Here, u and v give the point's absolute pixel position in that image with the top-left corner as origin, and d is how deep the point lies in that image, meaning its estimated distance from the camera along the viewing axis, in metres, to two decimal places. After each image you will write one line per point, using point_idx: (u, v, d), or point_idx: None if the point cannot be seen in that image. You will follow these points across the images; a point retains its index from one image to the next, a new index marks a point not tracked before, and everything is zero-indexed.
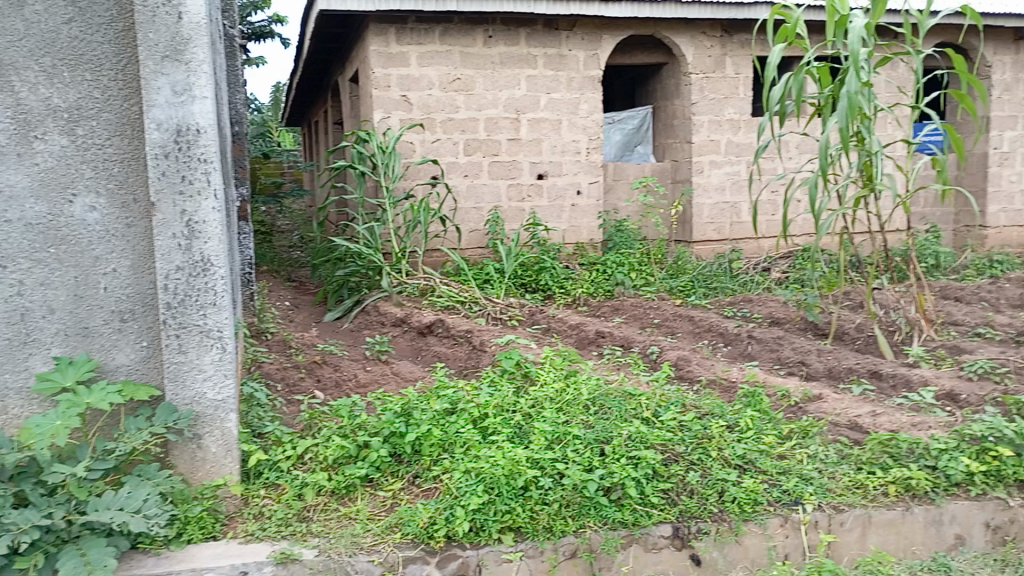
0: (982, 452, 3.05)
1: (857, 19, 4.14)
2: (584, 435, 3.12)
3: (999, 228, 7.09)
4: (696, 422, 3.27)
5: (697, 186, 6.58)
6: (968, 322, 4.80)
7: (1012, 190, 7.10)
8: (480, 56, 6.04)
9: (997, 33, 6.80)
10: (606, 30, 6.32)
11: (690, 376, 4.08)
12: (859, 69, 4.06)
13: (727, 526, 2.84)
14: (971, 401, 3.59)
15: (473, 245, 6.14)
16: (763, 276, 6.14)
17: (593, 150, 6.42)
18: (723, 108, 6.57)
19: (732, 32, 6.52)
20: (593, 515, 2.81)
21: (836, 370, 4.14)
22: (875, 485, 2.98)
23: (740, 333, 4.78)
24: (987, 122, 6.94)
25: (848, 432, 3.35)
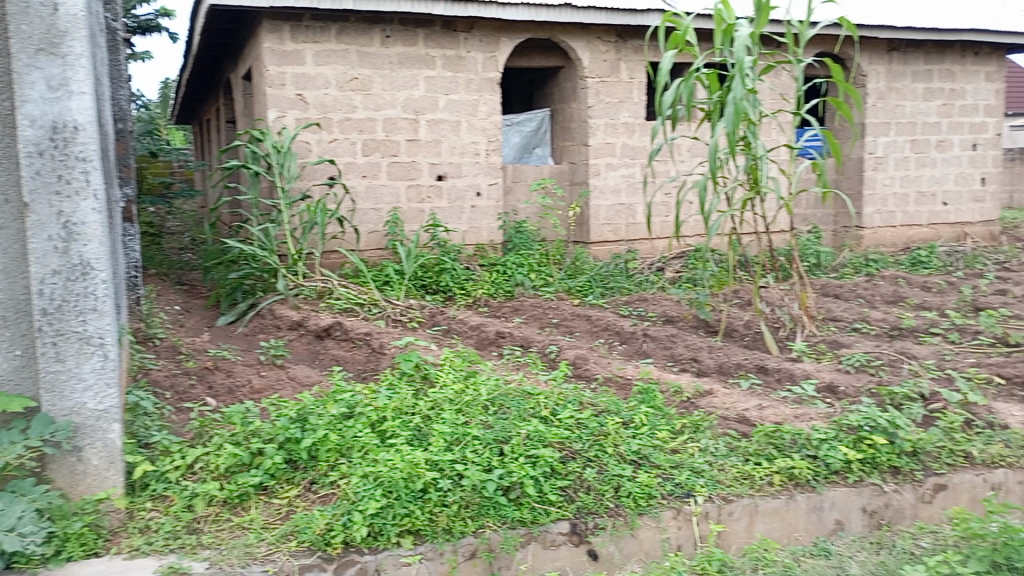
0: (859, 441, 3.23)
1: (742, 28, 4.31)
2: (483, 436, 3.13)
3: (875, 229, 7.50)
4: (592, 419, 3.34)
5: (594, 189, 6.70)
6: (846, 318, 5.07)
7: (886, 193, 7.53)
8: (377, 56, 5.99)
9: (871, 44, 7.20)
10: (504, 33, 6.36)
11: (588, 374, 4.16)
12: (744, 76, 4.24)
13: (623, 521, 2.90)
14: (849, 392, 3.78)
15: (372, 247, 6.07)
16: (658, 276, 6.32)
17: (492, 151, 6.44)
18: (618, 112, 6.72)
19: (626, 37, 6.68)
20: (492, 515, 2.83)
21: (725, 366, 4.30)
22: (761, 475, 3.11)
23: (635, 331, 4.90)
24: (862, 128, 7.34)
25: (737, 424, 3.48)
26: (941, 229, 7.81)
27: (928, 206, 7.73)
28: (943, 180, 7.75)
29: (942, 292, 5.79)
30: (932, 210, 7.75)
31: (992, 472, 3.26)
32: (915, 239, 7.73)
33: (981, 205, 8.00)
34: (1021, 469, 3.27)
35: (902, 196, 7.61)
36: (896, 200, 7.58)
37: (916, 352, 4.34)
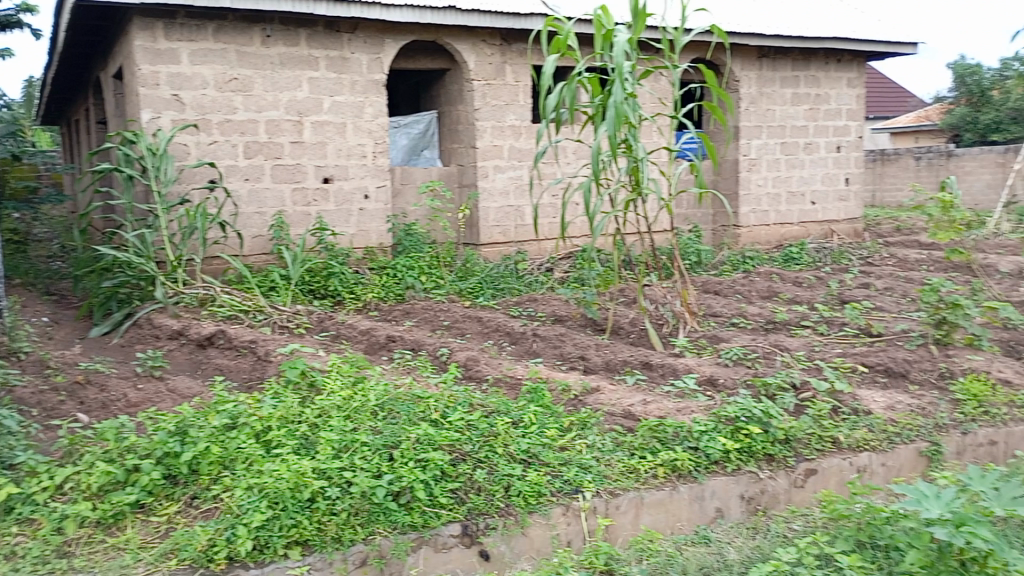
0: (736, 431, 3.39)
1: (621, 33, 4.43)
2: (372, 441, 3.10)
3: (750, 228, 7.85)
4: (482, 420, 3.36)
5: (483, 191, 6.73)
6: (725, 314, 5.29)
7: (760, 193, 7.89)
8: (257, 56, 5.83)
9: (743, 50, 7.53)
10: (388, 34, 6.31)
11: (478, 376, 4.18)
12: (623, 80, 4.36)
13: (514, 519, 2.93)
14: (727, 384, 3.96)
15: (257, 252, 5.91)
16: (547, 276, 6.41)
17: (379, 153, 6.38)
18: (505, 115, 6.78)
19: (510, 41, 6.75)
20: (383, 521, 2.81)
21: (612, 363, 4.41)
22: (646, 468, 3.20)
23: (525, 331, 4.96)
24: (737, 131, 7.67)
25: (623, 420, 3.57)
26: (811, 226, 8.24)
27: (798, 205, 8.15)
28: (811, 180, 8.18)
29: (812, 287, 6.11)
30: (802, 209, 8.18)
31: (858, 456, 3.44)
32: (788, 236, 8.12)
33: (846, 203, 8.49)
34: (883, 451, 3.47)
35: (774, 196, 7.99)
36: (769, 200, 7.96)
37: (788, 345, 4.57)
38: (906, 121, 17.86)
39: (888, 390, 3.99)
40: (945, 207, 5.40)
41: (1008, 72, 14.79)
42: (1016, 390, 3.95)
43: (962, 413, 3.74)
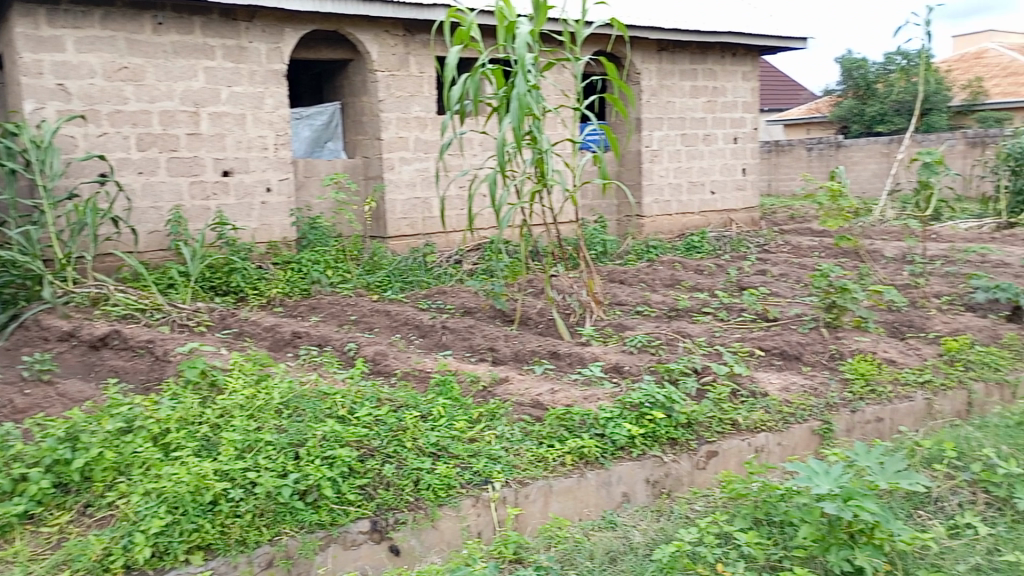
0: (641, 417, 3.47)
1: (523, 25, 4.45)
2: (276, 440, 3.04)
3: (653, 217, 8.03)
4: (390, 415, 3.35)
5: (389, 183, 6.66)
6: (630, 302, 5.40)
7: (663, 183, 8.07)
8: (149, 45, 5.60)
9: (643, 43, 7.67)
10: (288, 24, 6.16)
11: (386, 370, 4.14)
12: (526, 73, 4.38)
13: (424, 513, 2.91)
14: (632, 370, 4.05)
15: (153, 248, 5.69)
16: (455, 268, 6.40)
17: (281, 145, 6.24)
18: (410, 106, 6.73)
19: (413, 31, 6.70)
20: (289, 521, 2.76)
21: (521, 354, 4.44)
22: (554, 457, 3.24)
23: (433, 324, 4.95)
24: (639, 123, 7.82)
25: (531, 409, 3.61)
26: (711, 216, 8.50)
27: (699, 194, 8.38)
28: (710, 171, 8.43)
29: (712, 274, 6.30)
30: (702, 199, 8.41)
31: (755, 437, 3.55)
32: (689, 225, 8.35)
33: (743, 193, 8.78)
34: (779, 431, 3.59)
35: (676, 186, 8.19)
36: (671, 189, 8.15)
37: (690, 331, 4.70)
38: (798, 113, 18.59)
39: (783, 372, 4.16)
40: (834, 196, 5.65)
41: (891, 66, 15.57)
42: (901, 368, 4.15)
43: (850, 393, 3.90)
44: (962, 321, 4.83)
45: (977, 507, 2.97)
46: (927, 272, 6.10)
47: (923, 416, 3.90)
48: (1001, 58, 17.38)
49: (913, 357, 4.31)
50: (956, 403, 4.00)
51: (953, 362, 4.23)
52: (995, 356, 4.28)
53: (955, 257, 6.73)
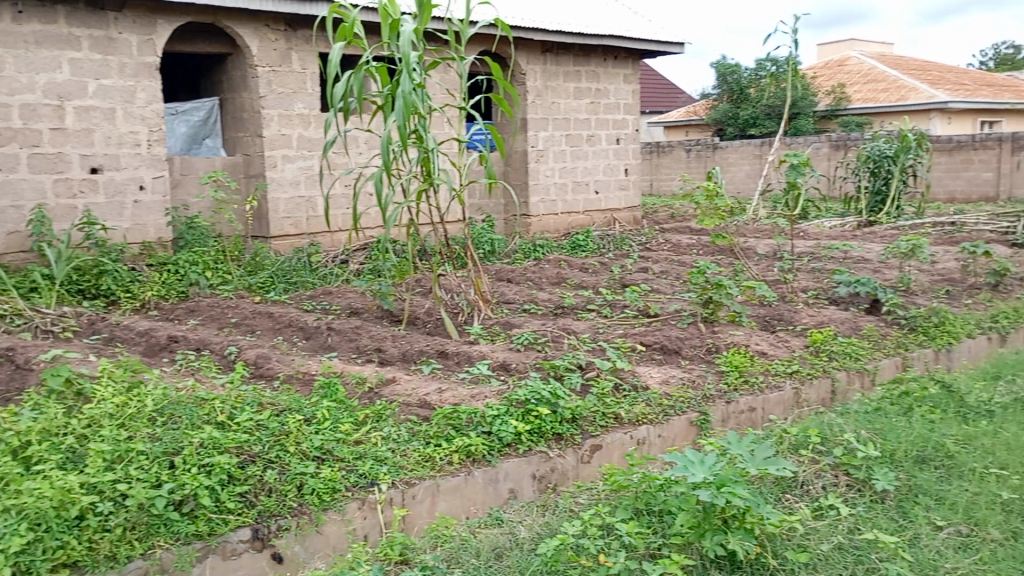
0: (527, 414, 3.50)
1: (408, 23, 4.40)
2: (149, 450, 2.91)
3: (539, 217, 8.14)
4: (272, 419, 3.26)
5: (271, 181, 6.48)
6: (517, 301, 5.45)
7: (548, 183, 8.19)
8: (8, 34, 5.26)
9: (528, 44, 7.76)
10: (160, 15, 5.90)
11: (268, 373, 4.03)
12: (411, 71, 4.34)
13: (308, 519, 2.85)
14: (519, 368, 4.09)
15: (13, 250, 5.34)
16: (342, 268, 6.29)
17: (155, 142, 5.97)
18: (292, 103, 6.58)
19: (295, 27, 6.55)
20: (164, 533, 2.65)
21: (408, 354, 4.41)
22: (441, 456, 3.23)
23: (318, 325, 4.85)
24: (525, 123, 7.90)
25: (417, 409, 3.59)
26: (595, 215, 8.68)
27: (583, 194, 8.55)
28: (594, 170, 8.61)
29: (597, 272, 6.44)
30: (587, 198, 8.58)
31: (637, 429, 3.64)
32: (574, 225, 8.50)
33: (626, 193, 9.02)
34: (659, 424, 3.69)
35: (561, 186, 8.33)
36: (557, 189, 8.28)
37: (575, 328, 4.78)
38: (678, 115, 19.21)
39: (663, 366, 4.30)
40: (710, 195, 5.88)
41: (762, 72, 16.32)
42: (771, 360, 4.36)
43: (726, 384, 4.06)
44: (826, 314, 5.12)
45: (839, 489, 3.15)
46: (796, 268, 6.43)
47: (792, 405, 4.09)
48: (862, 66, 18.49)
49: (782, 349, 4.53)
50: (821, 392, 4.20)
51: (819, 353, 4.47)
52: (855, 346, 4.56)
53: (820, 254, 7.12)
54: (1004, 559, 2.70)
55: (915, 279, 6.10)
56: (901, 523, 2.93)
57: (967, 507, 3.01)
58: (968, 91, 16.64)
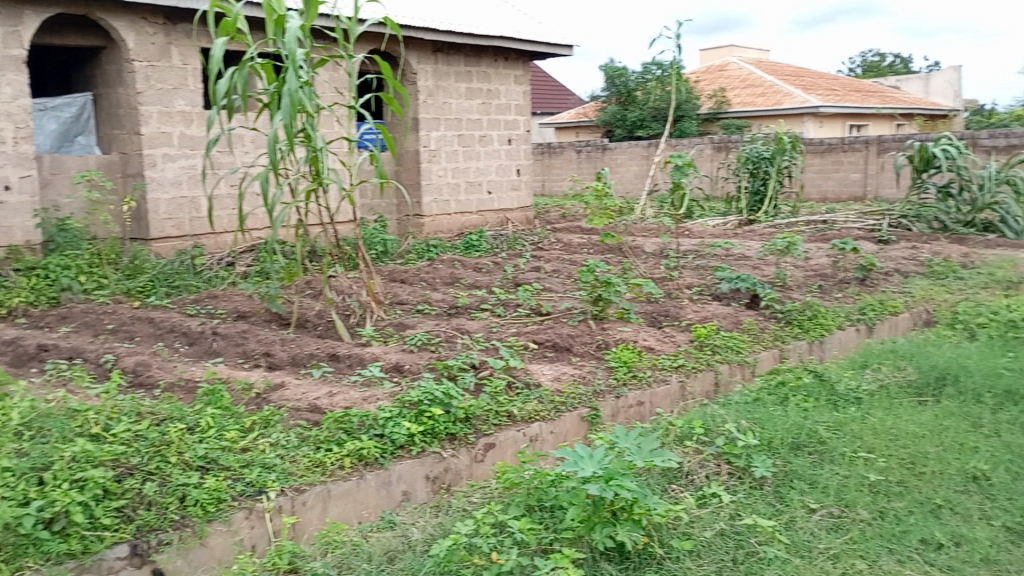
0: (420, 414, 3.47)
1: (293, 20, 4.29)
2: (16, 466, 2.74)
3: (432, 217, 8.11)
4: (152, 429, 3.13)
5: (150, 181, 6.21)
6: (411, 301, 5.42)
7: (441, 183, 8.17)
8: None
9: (418, 44, 7.72)
10: (26, 5, 5.57)
11: (149, 382, 3.86)
12: (297, 68, 4.22)
13: (191, 531, 2.74)
14: (412, 369, 4.06)
15: None
16: (228, 271, 6.09)
17: (22, 139, 5.62)
18: (172, 100, 6.32)
19: (175, 21, 6.31)
20: (33, 554, 2.50)
21: (298, 357, 4.30)
22: (332, 461, 3.17)
23: (203, 330, 4.68)
24: (416, 123, 7.86)
25: (307, 414, 3.51)
26: (488, 215, 8.71)
27: (476, 194, 8.57)
28: (487, 170, 8.65)
29: (490, 272, 6.46)
30: (479, 198, 8.61)
31: (529, 426, 3.67)
32: (467, 225, 8.51)
33: (518, 193, 9.09)
34: (551, 420, 3.73)
35: (453, 186, 8.32)
36: (449, 189, 8.27)
37: (468, 328, 4.79)
38: (568, 116, 19.53)
39: (555, 363, 4.36)
40: (599, 195, 6.00)
41: (649, 75, 16.78)
42: (658, 355, 4.48)
43: (615, 379, 4.15)
44: (710, 310, 5.31)
45: (721, 477, 3.27)
46: (681, 265, 6.64)
47: (678, 398, 4.22)
48: (741, 71, 19.27)
49: (669, 344, 4.67)
50: (705, 384, 4.35)
51: (702, 347, 4.63)
52: (737, 340, 4.74)
53: (704, 252, 7.37)
54: (872, 538, 2.87)
55: (791, 274, 6.40)
56: (778, 507, 3.07)
57: (838, 489, 3.18)
58: (838, 96, 17.59)
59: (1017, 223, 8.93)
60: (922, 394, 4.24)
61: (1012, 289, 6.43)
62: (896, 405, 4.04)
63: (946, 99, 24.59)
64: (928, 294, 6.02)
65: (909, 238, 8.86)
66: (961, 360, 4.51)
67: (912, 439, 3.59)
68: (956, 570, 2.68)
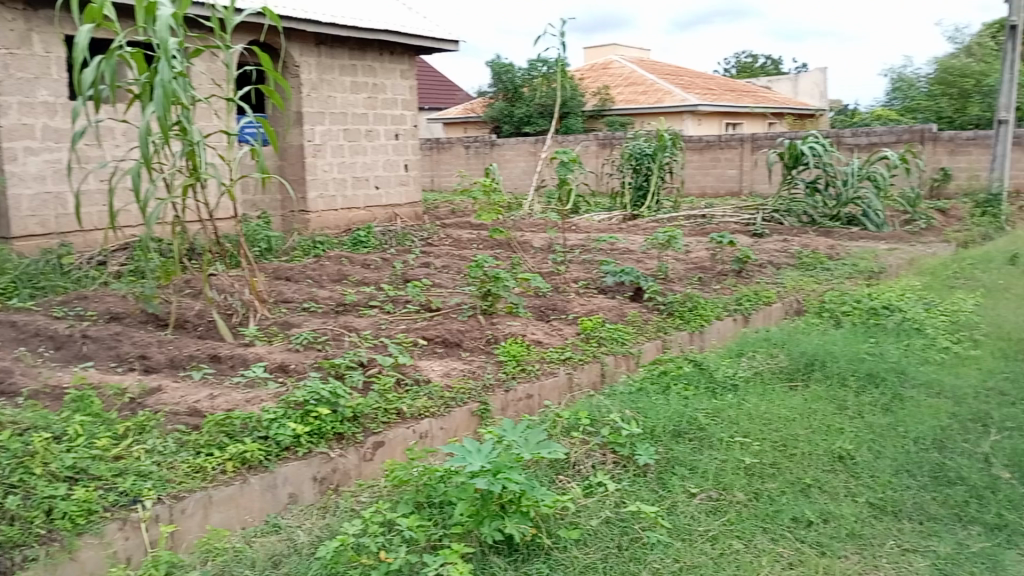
0: (306, 415, 3.40)
1: (165, 7, 4.09)
2: None
3: (318, 213, 7.94)
4: (14, 440, 2.93)
5: (11, 176, 5.82)
6: (296, 300, 5.29)
7: (326, 178, 8.01)
8: None
9: (299, 36, 7.55)
10: None
11: (11, 389, 3.62)
12: (169, 58, 4.01)
13: (59, 546, 2.59)
14: (297, 369, 3.97)
15: None
16: (99, 270, 5.78)
17: None
18: (34, 89, 5.95)
19: (36, 6, 5.94)
20: None
21: (177, 359, 4.13)
22: (213, 465, 3.06)
23: (71, 334, 4.43)
24: (299, 117, 7.67)
25: (186, 418, 3.38)
26: (376, 210, 8.61)
27: (363, 190, 8.45)
28: (374, 166, 8.54)
29: (378, 268, 6.38)
30: (367, 194, 8.49)
31: (419, 423, 3.64)
32: (355, 220, 8.38)
33: (406, 188, 9.01)
34: (441, 416, 3.71)
35: (340, 181, 8.18)
36: (336, 184, 8.12)
37: (356, 326, 4.72)
38: (456, 112, 19.52)
39: (444, 359, 4.35)
40: (486, 190, 6.01)
41: (535, 72, 16.97)
42: (546, 348, 4.54)
43: (504, 373, 4.17)
44: (595, 303, 5.42)
45: (607, 466, 3.35)
46: (568, 259, 6.74)
47: (566, 390, 4.28)
48: (624, 69, 19.76)
49: (556, 337, 4.74)
50: (591, 375, 4.43)
51: (589, 339, 4.72)
52: (621, 332, 4.85)
53: (591, 246, 7.52)
54: (747, 518, 2.99)
55: (672, 267, 6.61)
56: (661, 493, 3.17)
57: (716, 474, 3.30)
58: (715, 95, 18.28)
59: (877, 217, 9.43)
60: (793, 379, 4.47)
61: (873, 279, 6.85)
62: (769, 391, 4.24)
63: (812, 99, 25.98)
64: (799, 284, 6.34)
65: (781, 232, 9.30)
66: (827, 347, 4.77)
67: (784, 422, 3.78)
68: (823, 545, 2.83)
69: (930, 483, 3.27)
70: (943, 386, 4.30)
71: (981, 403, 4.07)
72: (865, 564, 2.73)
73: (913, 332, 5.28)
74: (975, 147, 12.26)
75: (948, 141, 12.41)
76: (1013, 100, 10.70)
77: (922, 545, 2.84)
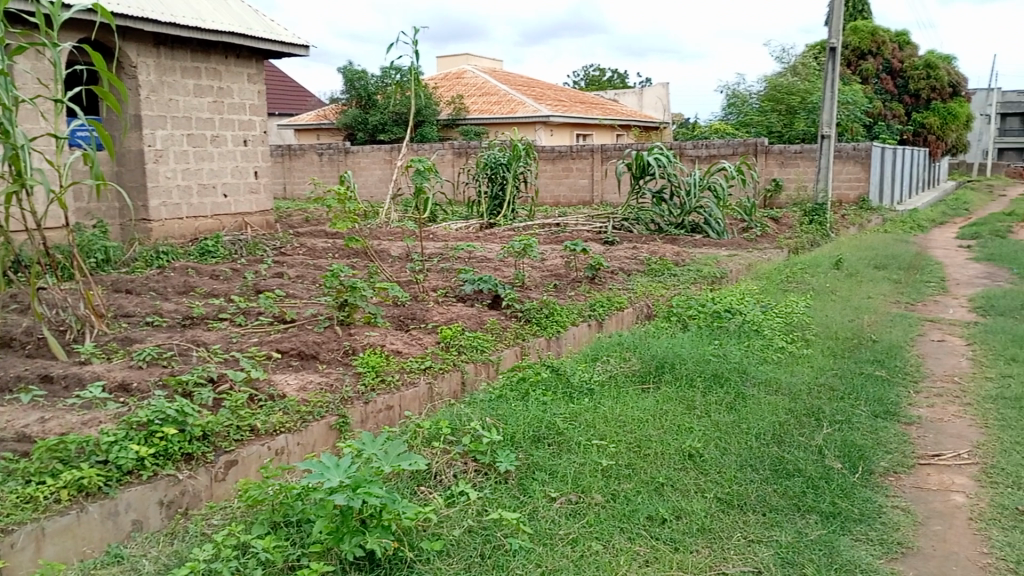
0: (150, 436, 3.20)
1: None
2: None
3: (161, 221, 7.53)
4: None
5: None
6: (138, 314, 5.00)
7: (170, 185, 7.62)
8: None
9: (137, 35, 7.15)
10: None
11: None
12: None
13: None
14: (141, 388, 3.74)
15: None
16: None
17: None
18: None
19: None
20: None
21: (2, 382, 3.80)
22: (46, 494, 2.83)
23: None
24: (138, 120, 7.26)
25: (13, 445, 3.12)
26: (224, 219, 8.26)
27: (210, 197, 8.09)
28: (221, 173, 8.20)
29: (228, 279, 6.13)
30: (214, 202, 8.14)
31: (274, 439, 3.50)
32: (202, 229, 8.02)
33: (256, 196, 8.71)
34: (298, 431, 3.58)
35: (184, 188, 7.80)
36: (180, 192, 7.74)
37: (205, 340, 4.51)
38: (307, 118, 19.10)
39: (300, 372, 4.22)
40: (342, 199, 5.89)
41: (388, 80, 16.89)
42: (406, 358, 4.50)
43: (363, 385, 4.09)
44: (454, 311, 5.44)
45: (468, 475, 3.36)
46: (426, 267, 6.72)
47: (426, 400, 4.25)
48: (477, 79, 19.98)
49: (416, 346, 4.71)
50: (451, 384, 4.42)
51: (448, 348, 4.72)
52: (480, 340, 4.89)
53: (449, 254, 7.53)
54: (605, 519, 3.08)
55: (529, 275, 6.73)
56: (522, 499, 3.21)
57: (575, 477, 3.38)
58: (565, 106, 18.79)
59: (718, 225, 9.99)
60: (645, 381, 4.64)
61: (716, 283, 7.24)
62: (623, 393, 4.39)
63: (657, 113, 27.21)
64: (648, 290, 6.60)
65: (631, 239, 9.66)
66: (676, 349, 5.00)
67: (637, 424, 3.92)
68: (677, 541, 2.96)
69: (772, 476, 3.48)
70: (781, 384, 4.60)
71: (813, 399, 4.39)
72: (715, 557, 2.86)
73: (752, 334, 5.62)
74: (801, 160, 13.24)
75: (779, 154, 13.33)
76: (834, 117, 11.62)
77: (765, 535, 3.02)
